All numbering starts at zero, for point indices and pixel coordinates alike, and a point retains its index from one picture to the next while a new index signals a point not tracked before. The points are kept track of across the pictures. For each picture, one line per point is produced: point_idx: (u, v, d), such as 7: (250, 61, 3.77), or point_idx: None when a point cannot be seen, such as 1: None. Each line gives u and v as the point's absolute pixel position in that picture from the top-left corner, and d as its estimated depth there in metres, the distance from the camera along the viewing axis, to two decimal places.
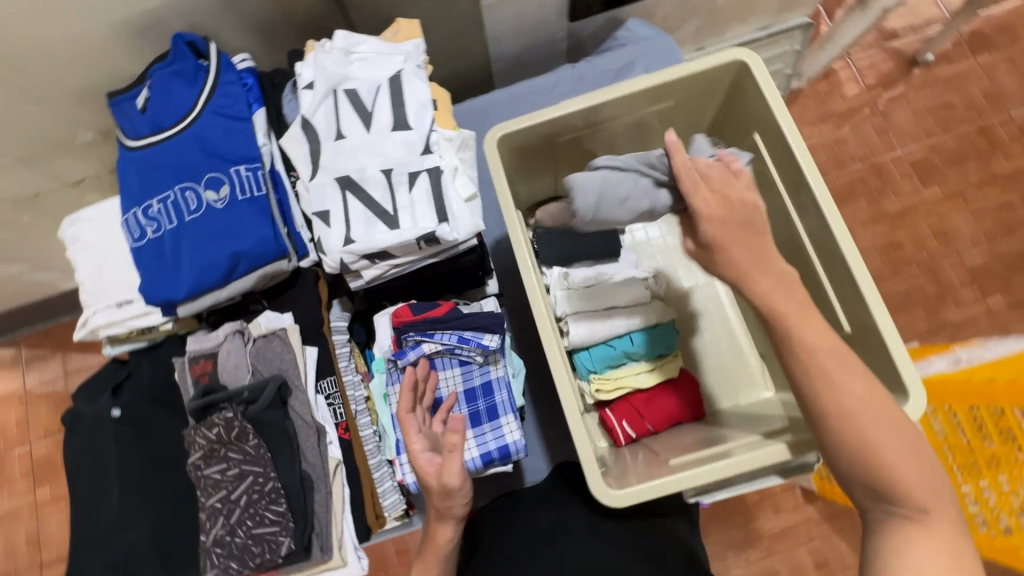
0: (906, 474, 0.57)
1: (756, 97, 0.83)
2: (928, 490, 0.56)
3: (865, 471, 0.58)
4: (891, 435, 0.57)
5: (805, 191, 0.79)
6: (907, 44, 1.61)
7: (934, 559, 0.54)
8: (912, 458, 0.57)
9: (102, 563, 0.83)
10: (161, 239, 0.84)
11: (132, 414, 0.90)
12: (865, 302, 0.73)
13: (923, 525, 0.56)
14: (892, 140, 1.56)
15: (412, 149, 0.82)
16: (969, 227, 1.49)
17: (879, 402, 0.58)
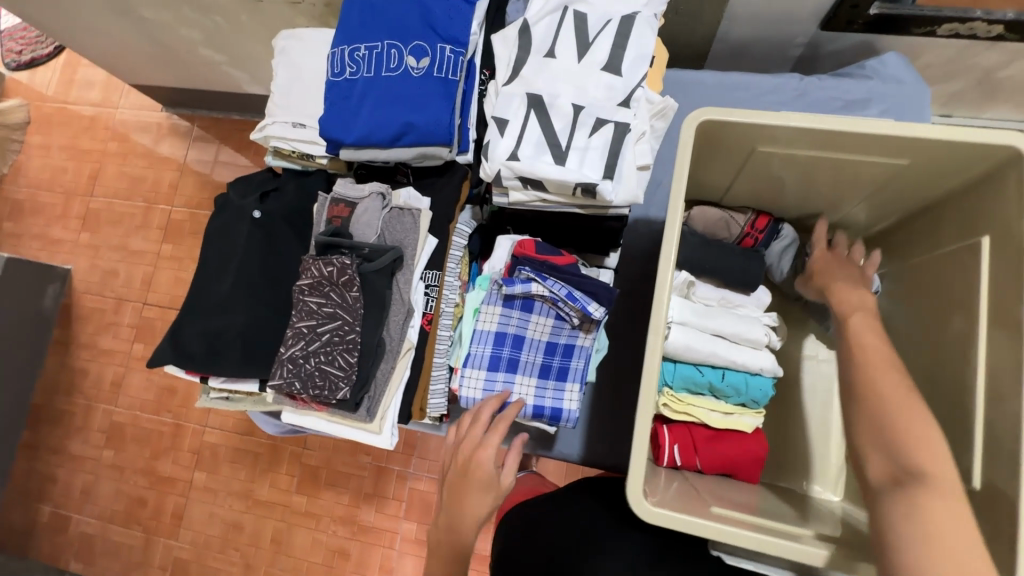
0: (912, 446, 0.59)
1: (1009, 198, 0.69)
2: (941, 461, 0.57)
3: (891, 448, 0.60)
4: (912, 428, 0.60)
5: (1011, 321, 0.66)
6: None
7: (946, 516, 0.54)
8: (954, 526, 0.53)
9: (200, 328, 0.96)
10: (355, 83, 0.88)
11: (267, 222, 0.99)
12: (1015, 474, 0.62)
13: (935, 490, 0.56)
14: None
15: (611, 95, 0.79)
16: None
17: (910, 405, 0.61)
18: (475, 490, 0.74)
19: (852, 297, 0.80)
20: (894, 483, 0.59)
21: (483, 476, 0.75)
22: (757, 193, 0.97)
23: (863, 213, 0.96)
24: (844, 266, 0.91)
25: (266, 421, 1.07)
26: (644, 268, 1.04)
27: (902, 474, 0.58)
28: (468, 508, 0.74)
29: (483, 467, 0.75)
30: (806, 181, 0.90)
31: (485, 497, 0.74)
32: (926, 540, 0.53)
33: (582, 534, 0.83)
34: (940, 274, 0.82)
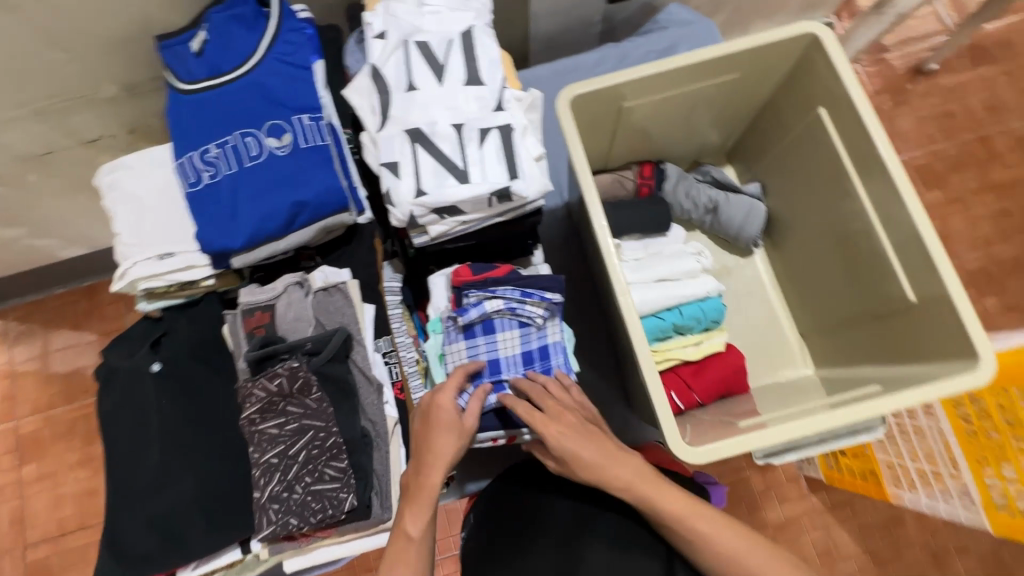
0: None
1: (823, 72, 0.85)
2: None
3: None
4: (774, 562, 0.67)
5: (876, 166, 0.81)
6: (913, 52, 1.63)
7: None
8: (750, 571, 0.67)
9: (142, 518, 0.80)
10: (219, 185, 0.80)
11: (172, 369, 0.86)
12: (936, 273, 0.75)
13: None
14: (897, 145, 1.58)
15: (484, 105, 0.81)
16: (970, 231, 1.52)
17: (739, 536, 0.68)
18: (441, 435, 0.69)
19: (627, 471, 0.70)
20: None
21: (449, 421, 0.70)
22: (630, 149, 1.06)
23: (715, 134, 1.09)
24: (590, 432, 0.72)
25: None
26: (566, 256, 1.09)
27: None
28: (438, 462, 0.68)
29: (447, 411, 0.70)
30: (666, 122, 1.00)
31: (451, 445, 0.69)
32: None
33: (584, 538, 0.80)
34: (795, 153, 0.97)
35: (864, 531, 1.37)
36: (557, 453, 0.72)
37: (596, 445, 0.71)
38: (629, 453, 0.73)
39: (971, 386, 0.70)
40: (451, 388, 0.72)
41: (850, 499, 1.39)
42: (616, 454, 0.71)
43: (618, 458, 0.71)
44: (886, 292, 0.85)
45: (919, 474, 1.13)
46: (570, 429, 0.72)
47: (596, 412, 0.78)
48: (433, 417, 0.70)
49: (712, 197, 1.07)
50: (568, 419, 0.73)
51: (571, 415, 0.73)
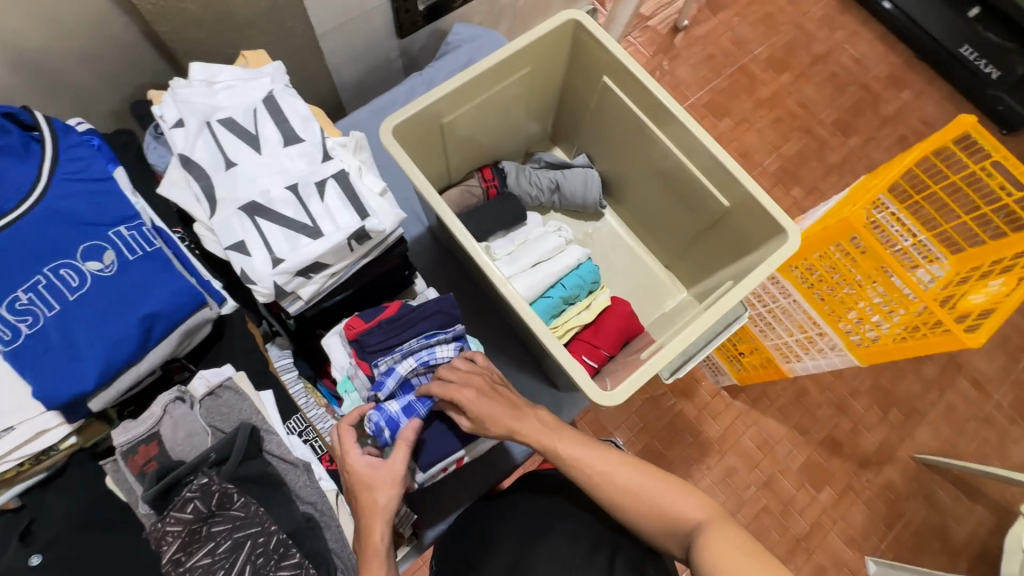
0: (674, 504, 0.71)
1: (595, 46, 0.98)
2: (697, 506, 0.71)
3: (655, 515, 0.71)
4: (668, 487, 0.72)
5: (662, 111, 0.96)
6: (666, 16, 1.93)
7: (727, 543, 0.66)
8: (665, 493, 0.72)
9: None
10: (45, 331, 0.71)
11: (58, 554, 0.73)
12: (739, 181, 0.91)
13: (714, 530, 0.67)
14: (684, 92, 1.87)
15: (311, 158, 0.82)
16: (759, 143, 1.84)
17: (634, 469, 0.74)
18: (367, 492, 0.70)
19: (532, 425, 0.77)
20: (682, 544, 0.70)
21: (371, 475, 0.71)
22: (468, 159, 1.14)
23: (535, 125, 1.20)
24: (499, 394, 0.78)
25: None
26: (447, 274, 1.13)
27: (687, 533, 0.69)
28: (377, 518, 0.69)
29: (365, 470, 0.71)
30: (489, 127, 1.09)
31: (388, 495, 0.70)
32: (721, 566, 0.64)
33: (528, 544, 0.79)
34: (603, 116, 1.10)
35: (782, 411, 1.58)
36: (473, 415, 0.76)
37: (506, 407, 0.78)
38: (534, 409, 0.80)
39: (791, 252, 0.86)
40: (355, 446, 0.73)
41: (762, 390, 1.59)
42: (523, 412, 0.78)
43: (521, 412, 0.78)
44: (709, 206, 1.01)
45: (800, 346, 1.32)
46: (485, 395, 0.77)
47: (501, 374, 0.84)
48: (356, 480, 0.71)
49: (551, 177, 1.17)
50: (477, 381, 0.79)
51: (480, 380, 0.79)
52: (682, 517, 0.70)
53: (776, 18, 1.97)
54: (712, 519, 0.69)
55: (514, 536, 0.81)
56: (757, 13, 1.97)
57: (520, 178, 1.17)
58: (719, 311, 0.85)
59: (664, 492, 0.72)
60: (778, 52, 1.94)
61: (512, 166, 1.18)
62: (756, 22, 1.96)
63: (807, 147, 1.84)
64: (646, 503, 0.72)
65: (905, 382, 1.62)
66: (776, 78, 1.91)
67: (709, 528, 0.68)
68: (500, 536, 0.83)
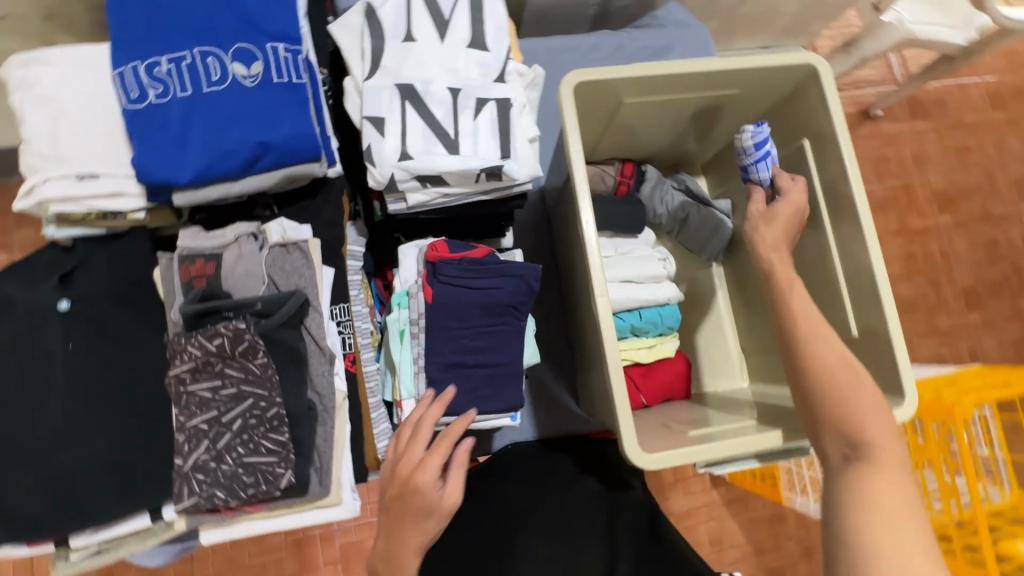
0: (869, 411, 0.60)
1: (817, 106, 0.85)
2: (887, 431, 0.58)
3: (840, 415, 0.60)
4: (881, 413, 0.60)
5: (846, 203, 0.83)
6: (862, 95, 1.69)
7: (890, 485, 0.55)
8: (869, 414, 0.59)
9: (31, 480, 0.69)
10: (168, 107, 0.69)
11: (84, 311, 0.75)
12: (879, 304, 0.80)
13: (880, 468, 0.56)
14: None
15: (485, 73, 0.76)
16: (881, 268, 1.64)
17: (863, 383, 0.61)
18: (412, 521, 0.66)
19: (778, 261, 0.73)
20: (846, 456, 0.59)
21: (427, 501, 0.67)
22: (616, 145, 1.06)
23: (695, 147, 1.11)
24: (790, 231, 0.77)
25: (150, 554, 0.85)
26: (536, 239, 1.07)
27: (856, 445, 0.59)
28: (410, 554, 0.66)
29: (424, 495, 0.67)
30: (655, 123, 0.99)
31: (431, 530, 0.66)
32: (869, 506, 0.53)
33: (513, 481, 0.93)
34: None
35: (752, 524, 1.49)
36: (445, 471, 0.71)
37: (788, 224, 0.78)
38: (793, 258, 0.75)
39: (897, 420, 0.75)
40: (428, 466, 0.68)
41: (743, 495, 1.50)
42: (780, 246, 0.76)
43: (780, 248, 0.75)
44: (836, 321, 0.88)
45: (812, 481, 1.26)
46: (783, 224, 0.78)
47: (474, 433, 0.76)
48: (410, 503, 0.67)
49: (686, 207, 1.08)
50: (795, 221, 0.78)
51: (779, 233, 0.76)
52: (865, 442, 0.58)
53: (972, 155, 1.71)
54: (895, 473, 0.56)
55: (517, 505, 0.90)
56: (956, 141, 1.71)
57: (654, 192, 1.08)
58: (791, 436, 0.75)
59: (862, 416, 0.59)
60: (952, 189, 1.70)
61: (652, 174, 1.09)
62: (948, 150, 1.71)
63: (923, 297, 1.64)
64: (832, 403, 0.61)
65: None
66: (935, 215, 1.68)
67: (881, 462, 0.56)
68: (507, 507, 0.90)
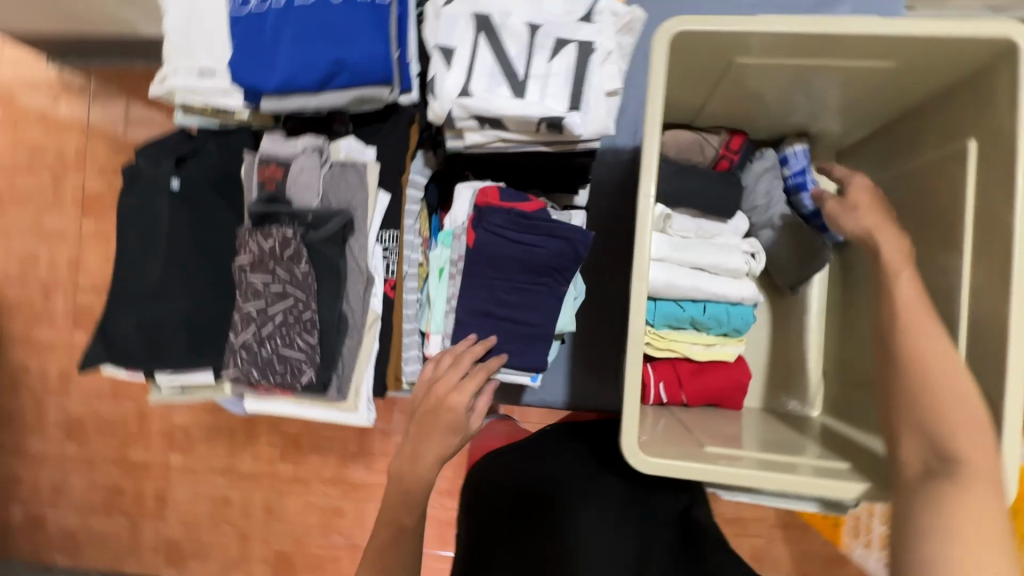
0: (972, 433, 0.54)
1: (1002, 102, 0.63)
2: (987, 451, 0.53)
3: (933, 431, 0.56)
4: (964, 418, 0.55)
5: (999, 235, 0.63)
6: None
7: (981, 514, 0.50)
8: (962, 417, 0.55)
9: (132, 322, 0.85)
10: (266, 15, 0.73)
11: (188, 191, 0.86)
12: (999, 371, 0.62)
13: (968, 485, 0.52)
14: None
15: (571, 10, 0.68)
16: None
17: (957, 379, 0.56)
18: (441, 422, 0.68)
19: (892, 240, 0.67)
20: (927, 471, 0.55)
21: (442, 405, 0.69)
22: (730, 110, 0.91)
23: (836, 124, 0.92)
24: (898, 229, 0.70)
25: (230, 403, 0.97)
26: (615, 201, 1.00)
27: (943, 462, 0.54)
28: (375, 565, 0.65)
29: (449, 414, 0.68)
30: (781, 90, 0.83)
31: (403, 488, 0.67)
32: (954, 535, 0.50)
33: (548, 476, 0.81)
34: (930, 181, 0.77)
35: (806, 556, 1.35)
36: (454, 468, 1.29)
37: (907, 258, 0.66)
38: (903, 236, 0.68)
39: None
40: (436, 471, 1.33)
41: (804, 524, 1.34)
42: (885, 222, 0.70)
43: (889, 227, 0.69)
44: None
45: None
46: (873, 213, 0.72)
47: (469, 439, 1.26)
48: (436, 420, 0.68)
49: (785, 213, 0.93)
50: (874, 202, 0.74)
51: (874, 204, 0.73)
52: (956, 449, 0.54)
53: None
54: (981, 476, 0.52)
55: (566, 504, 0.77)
56: None
57: (757, 178, 0.94)
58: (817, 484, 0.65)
59: (961, 423, 0.55)
60: None
61: (768, 160, 0.94)
62: None
63: None
64: (929, 407, 0.56)
65: None
66: None
67: (972, 483, 0.52)
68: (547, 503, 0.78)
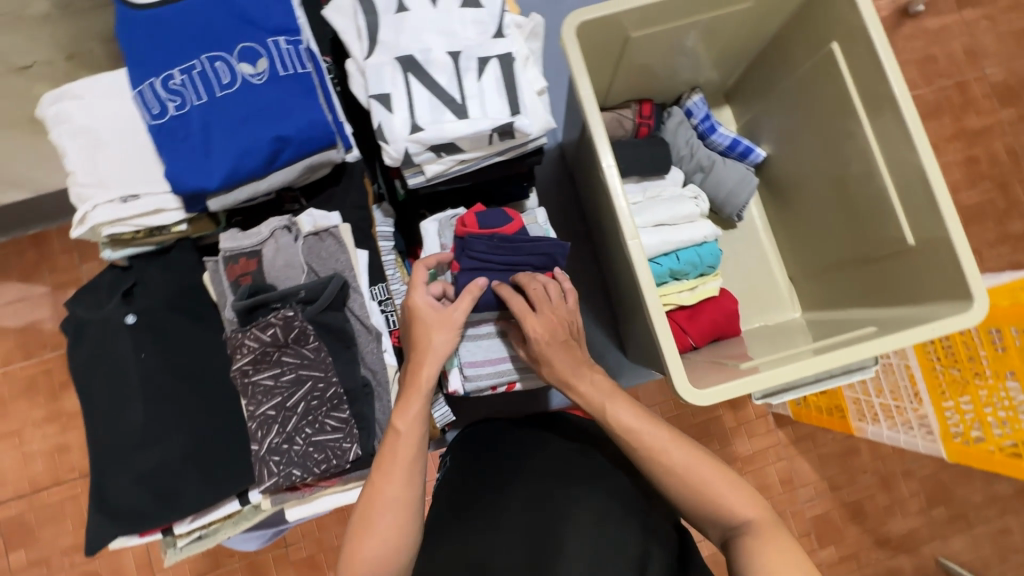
0: (733, 496, 0.62)
1: (845, 5, 0.78)
2: (753, 503, 0.61)
3: (714, 516, 0.63)
4: (713, 473, 0.63)
5: (886, 106, 0.77)
6: None
7: (784, 559, 0.57)
8: (717, 484, 0.63)
9: (130, 477, 0.76)
10: (188, 117, 0.72)
11: (148, 321, 0.80)
12: (935, 204, 0.74)
13: (764, 531, 0.60)
14: None
15: (483, 30, 0.74)
16: None
17: (683, 442, 0.65)
18: (428, 333, 0.69)
19: (587, 386, 0.70)
20: (726, 539, 0.62)
21: (432, 317, 0.70)
22: (630, 86, 1.02)
23: (713, 74, 1.06)
24: (565, 344, 0.71)
25: (245, 540, 0.96)
26: (559, 197, 1.06)
27: (730, 530, 0.62)
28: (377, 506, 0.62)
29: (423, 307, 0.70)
30: (668, 55, 0.94)
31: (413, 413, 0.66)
32: None
33: (534, 441, 0.77)
34: (809, 89, 0.91)
35: (825, 460, 1.44)
36: None
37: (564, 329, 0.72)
38: (592, 368, 0.72)
39: (964, 326, 0.71)
40: None
41: (811, 432, 1.44)
42: (581, 369, 0.70)
43: (583, 371, 0.70)
44: (890, 232, 0.83)
45: (882, 409, 1.23)
46: (555, 339, 0.71)
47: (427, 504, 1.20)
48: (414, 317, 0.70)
49: (710, 155, 1.04)
50: (556, 347, 0.71)
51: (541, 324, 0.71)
52: (730, 512, 0.62)
53: None
54: (762, 520, 0.61)
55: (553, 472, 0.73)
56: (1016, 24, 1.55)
57: (675, 132, 1.05)
58: (838, 358, 0.73)
59: (723, 489, 0.62)
60: (1015, 79, 1.54)
61: (677, 115, 1.05)
62: (1008, 35, 1.55)
63: (991, 202, 1.52)
64: (699, 497, 0.63)
65: (966, 486, 1.45)
66: (995, 110, 1.54)
67: (760, 533, 0.60)
68: (523, 467, 0.75)
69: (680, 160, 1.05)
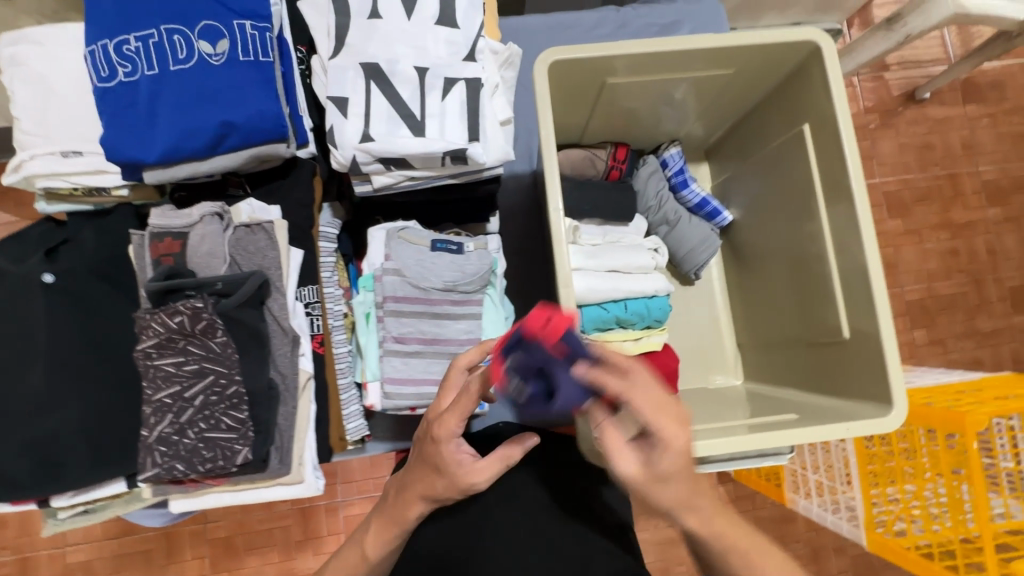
0: None
1: (820, 90, 0.78)
2: None
3: None
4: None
5: (844, 195, 0.76)
6: (908, 77, 1.56)
7: None
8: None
9: (13, 443, 0.73)
10: (137, 85, 0.70)
11: (68, 283, 0.77)
12: (872, 300, 0.74)
13: None
14: (874, 168, 1.54)
15: (454, 51, 0.73)
16: (917, 263, 1.53)
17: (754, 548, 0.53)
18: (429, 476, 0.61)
19: (671, 488, 0.49)
20: None
21: (437, 456, 0.60)
22: (611, 127, 1.01)
23: (699, 129, 1.06)
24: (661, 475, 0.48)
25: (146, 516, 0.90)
26: (524, 223, 1.05)
27: None
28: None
29: (442, 451, 0.59)
30: (651, 104, 0.93)
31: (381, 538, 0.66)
32: None
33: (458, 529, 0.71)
34: (780, 163, 0.91)
35: (760, 525, 1.43)
36: None
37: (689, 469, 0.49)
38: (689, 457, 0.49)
39: (881, 429, 0.70)
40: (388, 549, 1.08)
41: (752, 493, 1.44)
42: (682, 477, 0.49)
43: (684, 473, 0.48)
44: (828, 320, 0.83)
45: (816, 486, 1.22)
46: (681, 484, 0.49)
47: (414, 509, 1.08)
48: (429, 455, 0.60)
49: (676, 210, 1.04)
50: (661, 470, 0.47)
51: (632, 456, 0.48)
52: None
53: None
54: None
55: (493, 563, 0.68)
56: (1015, 127, 1.57)
57: (647, 180, 1.04)
58: (752, 441, 0.71)
59: None
60: (1006, 180, 1.56)
61: (653, 162, 1.05)
62: (1006, 136, 1.57)
63: (963, 296, 1.53)
64: None
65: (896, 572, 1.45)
66: (982, 207, 1.55)
67: None
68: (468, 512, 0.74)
69: (646, 209, 1.05)
